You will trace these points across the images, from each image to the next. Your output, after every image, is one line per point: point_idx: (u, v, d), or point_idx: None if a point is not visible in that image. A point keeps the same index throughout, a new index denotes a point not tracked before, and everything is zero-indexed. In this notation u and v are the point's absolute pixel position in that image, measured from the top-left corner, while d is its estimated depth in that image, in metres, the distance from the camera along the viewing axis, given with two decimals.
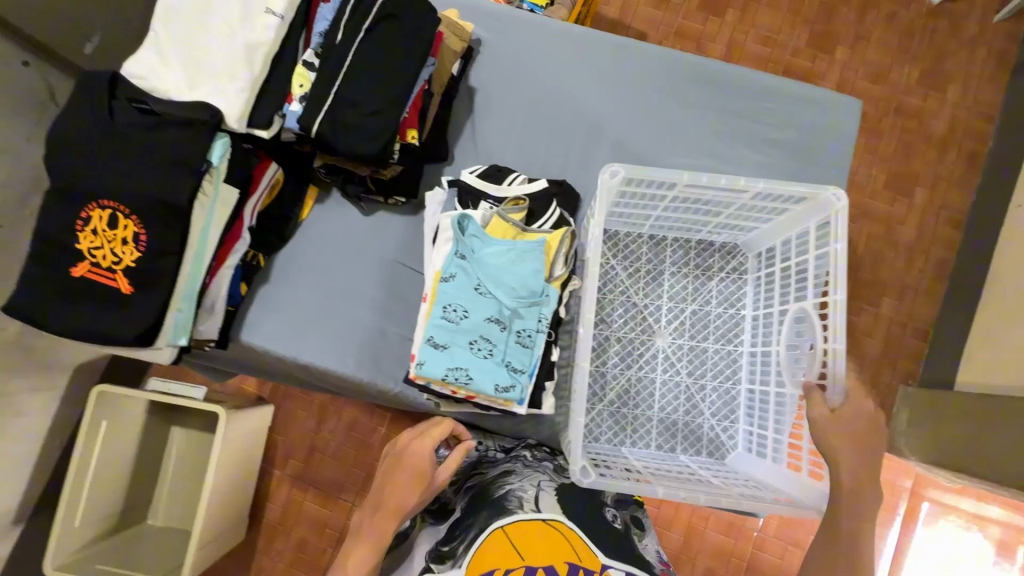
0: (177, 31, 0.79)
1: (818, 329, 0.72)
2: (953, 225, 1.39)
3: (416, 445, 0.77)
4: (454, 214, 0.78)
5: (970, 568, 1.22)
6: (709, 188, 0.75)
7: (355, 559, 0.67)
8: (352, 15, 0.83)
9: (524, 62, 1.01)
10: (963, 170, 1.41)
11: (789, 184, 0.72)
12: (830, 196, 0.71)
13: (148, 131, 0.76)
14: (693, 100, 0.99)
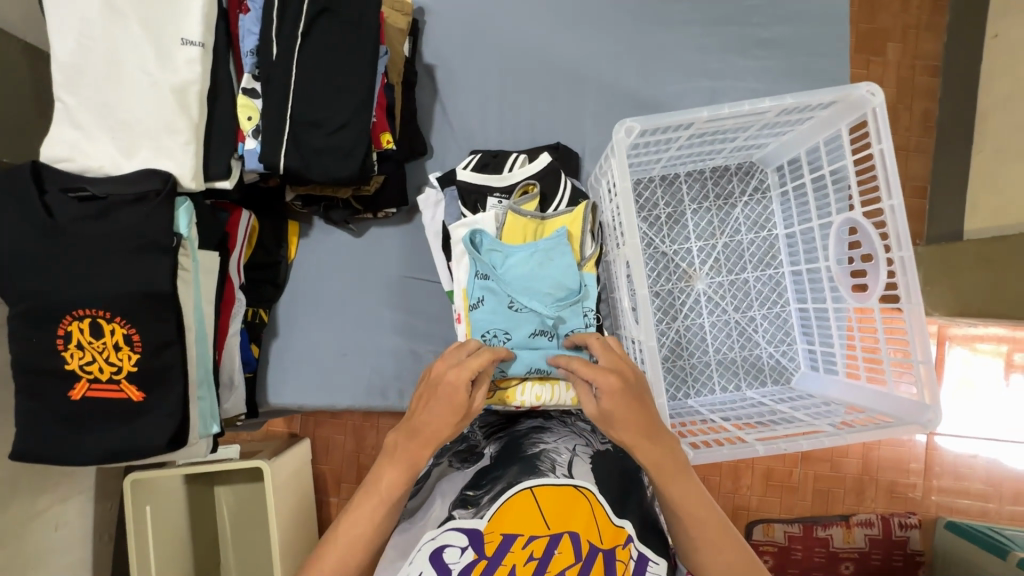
0: (86, 94, 0.67)
1: (878, 237, 0.69)
2: (932, 73, 1.34)
3: (453, 367, 0.59)
4: (465, 231, 0.72)
5: (984, 390, 1.25)
6: (730, 118, 0.68)
7: (387, 482, 0.57)
8: (282, 20, 0.71)
9: (478, 22, 0.90)
10: (930, 12, 1.33)
11: (817, 92, 0.65)
12: (864, 93, 0.65)
13: (100, 220, 0.66)
14: (670, 17, 0.90)
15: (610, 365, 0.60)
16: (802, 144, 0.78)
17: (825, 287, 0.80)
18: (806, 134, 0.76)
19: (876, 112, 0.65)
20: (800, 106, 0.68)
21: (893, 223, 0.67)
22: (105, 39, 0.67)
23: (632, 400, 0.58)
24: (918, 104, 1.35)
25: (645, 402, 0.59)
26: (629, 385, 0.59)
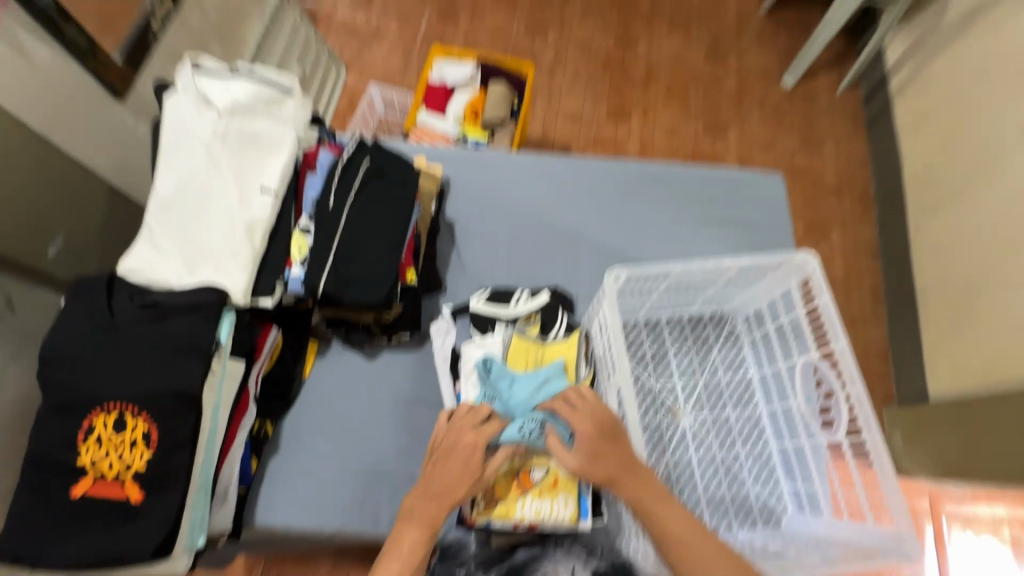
0: (171, 224, 0.82)
1: (834, 377, 0.80)
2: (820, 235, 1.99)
3: (467, 436, 0.71)
4: (478, 359, 0.82)
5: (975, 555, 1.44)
6: (699, 272, 0.83)
7: (409, 537, 0.69)
8: (342, 179, 0.89)
9: (494, 191, 1.12)
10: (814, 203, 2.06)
11: (767, 256, 0.82)
12: (804, 259, 0.81)
13: (152, 325, 0.75)
14: (650, 197, 1.12)
15: (588, 410, 0.71)
16: (763, 298, 0.93)
17: (800, 425, 0.88)
18: (765, 289, 0.91)
19: (816, 274, 0.81)
20: (754, 267, 0.84)
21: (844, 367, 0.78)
22: (199, 183, 0.84)
23: (610, 439, 0.69)
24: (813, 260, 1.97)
25: (620, 441, 0.70)
26: (605, 428, 0.70)
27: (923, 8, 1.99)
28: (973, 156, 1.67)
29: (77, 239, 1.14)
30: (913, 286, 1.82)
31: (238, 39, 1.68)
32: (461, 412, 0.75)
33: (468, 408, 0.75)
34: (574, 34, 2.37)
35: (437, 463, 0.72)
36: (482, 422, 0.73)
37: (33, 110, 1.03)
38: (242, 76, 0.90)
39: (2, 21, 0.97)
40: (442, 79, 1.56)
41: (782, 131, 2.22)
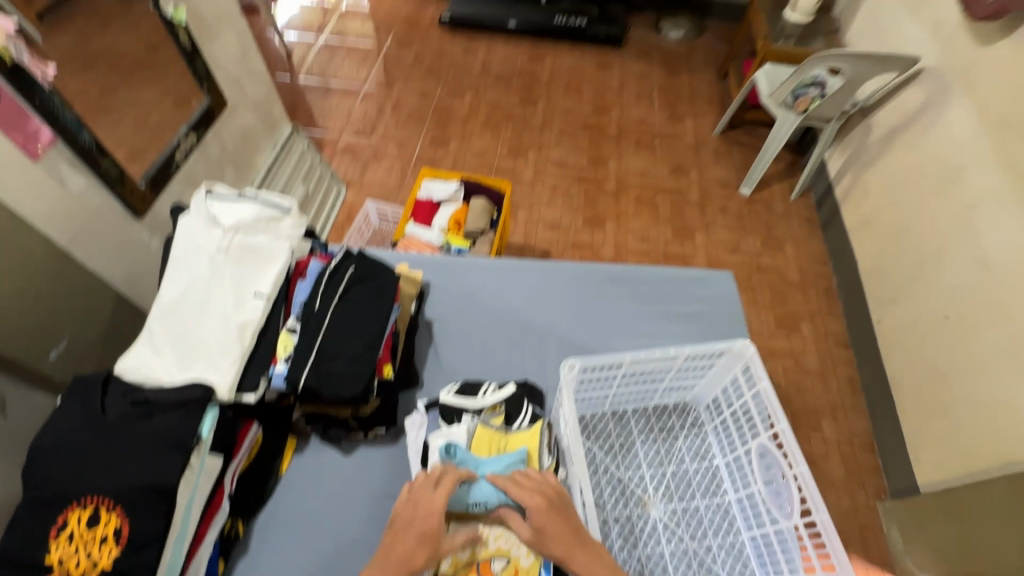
0: (170, 326, 0.91)
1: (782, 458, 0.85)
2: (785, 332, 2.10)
3: (426, 499, 0.75)
4: (441, 443, 0.86)
5: None
6: (649, 360, 0.92)
7: None
8: (328, 283, 0.99)
9: (469, 292, 1.23)
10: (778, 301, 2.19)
11: (707, 346, 0.91)
12: (741, 346, 0.91)
13: (139, 419, 0.80)
14: (612, 295, 1.23)
15: (535, 487, 0.77)
16: (716, 386, 1.00)
17: (764, 511, 0.90)
18: (715, 377, 0.98)
19: (754, 361, 0.89)
20: (700, 354, 0.93)
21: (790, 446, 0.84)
22: (200, 290, 0.93)
23: (557, 513, 0.74)
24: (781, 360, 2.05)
25: (568, 513, 0.75)
26: (553, 501, 0.75)
27: (851, 130, 2.29)
28: (915, 253, 1.82)
29: (78, 344, 1.23)
30: (885, 375, 1.88)
31: (251, 165, 1.91)
32: (421, 481, 0.79)
33: (425, 476, 0.80)
34: (551, 155, 2.68)
35: (396, 533, 0.74)
36: (439, 484, 0.78)
37: (63, 230, 1.17)
38: (249, 199, 1.04)
39: (49, 158, 1.12)
40: (429, 195, 1.76)
41: (745, 234, 2.42)
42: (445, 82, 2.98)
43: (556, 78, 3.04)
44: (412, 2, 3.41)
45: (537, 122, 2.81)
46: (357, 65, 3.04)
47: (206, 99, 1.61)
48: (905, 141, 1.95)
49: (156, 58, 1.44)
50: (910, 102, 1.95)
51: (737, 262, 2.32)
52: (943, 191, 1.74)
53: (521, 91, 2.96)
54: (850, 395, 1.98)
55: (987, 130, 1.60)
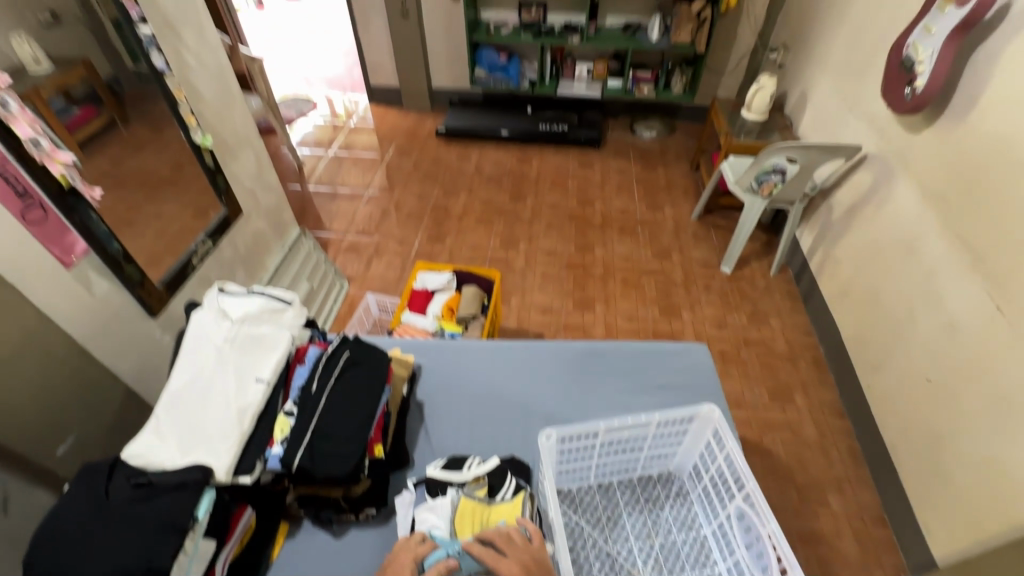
0: (175, 412, 0.97)
1: (756, 517, 0.91)
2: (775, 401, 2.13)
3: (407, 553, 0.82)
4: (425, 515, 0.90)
5: None
6: (623, 427, 0.99)
7: None
8: (325, 367, 1.07)
9: (458, 372, 1.30)
10: (764, 371, 2.25)
11: (677, 411, 1.00)
12: (708, 410, 1.00)
13: (140, 502, 0.84)
14: (593, 370, 1.30)
15: (517, 555, 0.79)
16: (694, 452, 1.06)
17: None
18: (691, 443, 1.05)
19: (720, 423, 0.99)
20: (671, 420, 1.02)
21: (761, 505, 0.89)
22: (206, 377, 1.01)
23: None
24: (774, 429, 2.05)
25: None
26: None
27: (815, 209, 2.48)
28: (889, 319, 1.90)
29: (86, 438, 1.31)
30: (884, 443, 1.87)
31: (261, 265, 2.08)
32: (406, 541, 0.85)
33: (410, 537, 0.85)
34: (541, 244, 2.87)
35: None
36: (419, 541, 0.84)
37: (84, 330, 1.28)
38: (256, 294, 1.16)
39: (81, 265, 1.26)
40: (424, 285, 1.89)
41: (730, 310, 2.51)
42: (442, 184, 3.27)
43: (542, 176, 3.33)
44: (412, 117, 3.83)
45: (527, 215, 3.04)
46: (362, 173, 3.36)
47: (223, 209, 1.80)
48: (863, 217, 2.11)
49: (180, 176, 1.63)
50: (862, 183, 2.14)
51: (725, 336, 2.40)
52: (903, 260, 1.86)
53: (511, 189, 3.23)
54: (853, 465, 1.95)
55: (930, 204, 1.75)
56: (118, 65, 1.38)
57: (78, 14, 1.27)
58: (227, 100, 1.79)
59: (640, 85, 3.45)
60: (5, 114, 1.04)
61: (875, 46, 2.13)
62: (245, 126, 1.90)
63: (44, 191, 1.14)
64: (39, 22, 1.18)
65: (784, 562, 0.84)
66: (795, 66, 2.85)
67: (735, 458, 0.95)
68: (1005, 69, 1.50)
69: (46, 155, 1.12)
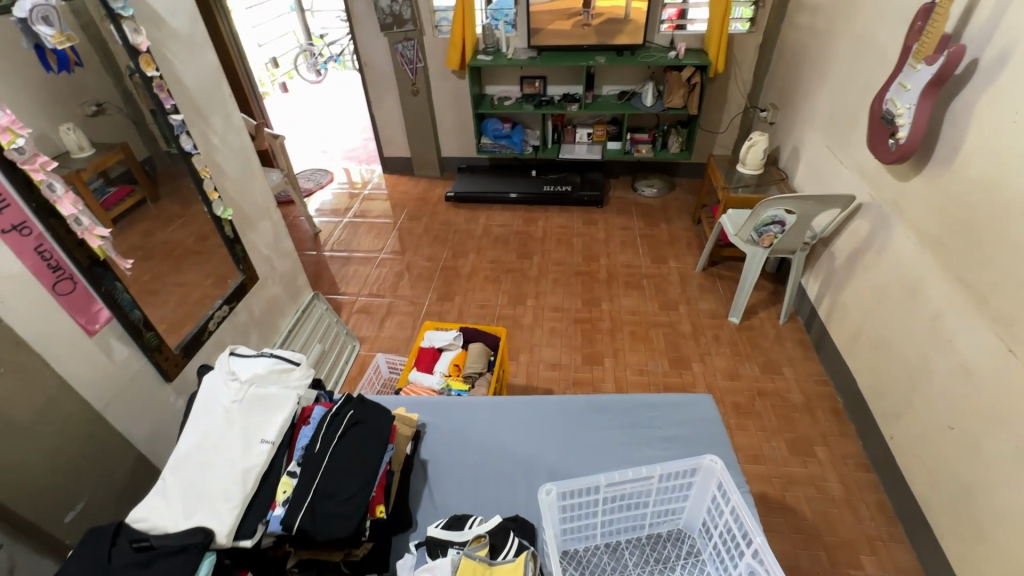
0: (181, 474, 0.99)
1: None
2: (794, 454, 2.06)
3: None
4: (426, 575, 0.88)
5: None
6: (625, 481, 0.98)
7: None
8: (329, 426, 1.09)
9: (462, 430, 1.30)
10: (781, 423, 2.19)
11: (678, 464, 0.99)
12: (710, 462, 0.99)
13: (139, 567, 0.84)
14: (597, 424, 1.29)
15: None
16: (701, 506, 1.03)
17: None
18: (697, 497, 1.03)
19: (723, 474, 0.97)
20: (673, 473, 1.01)
21: (770, 563, 0.85)
22: (212, 439, 1.03)
23: None
24: (797, 485, 1.97)
25: None
26: None
27: (818, 258, 2.50)
28: (903, 364, 1.86)
29: (96, 505, 1.32)
30: (915, 497, 1.78)
31: (274, 328, 2.14)
32: None
33: None
34: (548, 300, 2.91)
35: None
36: None
37: (102, 395, 1.32)
38: (265, 355, 1.19)
39: (103, 332, 1.33)
40: (431, 344, 1.93)
41: (742, 360, 2.48)
42: (451, 245, 3.38)
43: (548, 235, 3.43)
44: (422, 184, 4.03)
45: (534, 273, 3.11)
46: (374, 237, 3.49)
47: (240, 276, 1.89)
48: (865, 263, 2.13)
49: (205, 246, 1.74)
50: (860, 231, 2.17)
51: (738, 387, 2.36)
52: (909, 304, 1.85)
53: (518, 248, 3.32)
54: (885, 523, 1.84)
55: (928, 248, 1.77)
56: (153, 147, 1.53)
57: (120, 105, 1.41)
58: (247, 175, 1.93)
59: (638, 147, 3.62)
60: (51, 197, 1.15)
61: (858, 102, 2.23)
62: (264, 198, 2.03)
63: (75, 264, 1.23)
64: (84, 114, 1.32)
65: None
66: (785, 123, 2.98)
67: (741, 511, 0.93)
68: (982, 118, 1.56)
69: (86, 231, 1.23)
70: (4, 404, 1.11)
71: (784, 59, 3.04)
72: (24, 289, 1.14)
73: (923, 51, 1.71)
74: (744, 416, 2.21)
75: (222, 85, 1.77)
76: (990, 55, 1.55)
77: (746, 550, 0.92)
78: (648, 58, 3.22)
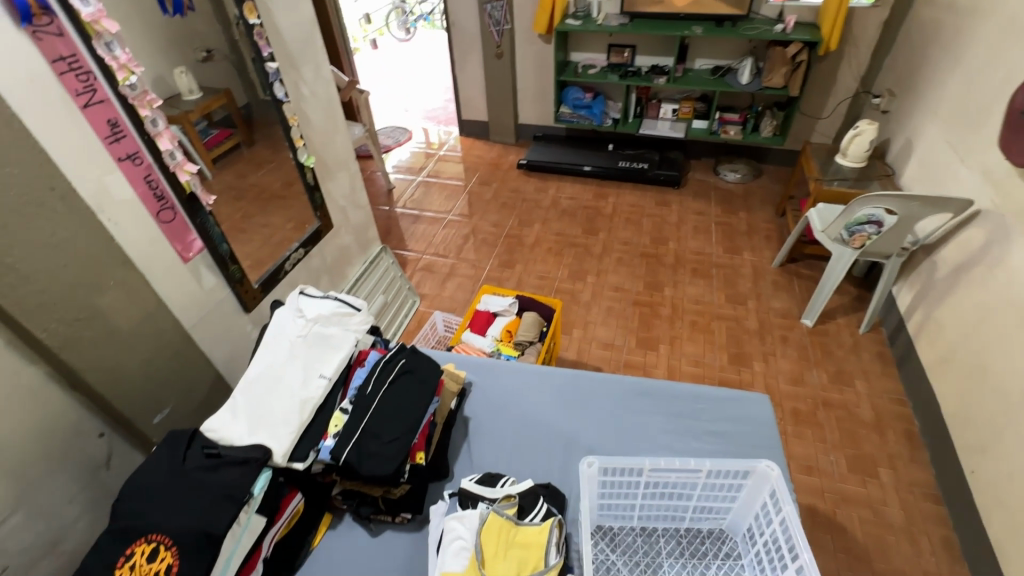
0: (248, 395, 1.08)
1: None
2: (853, 473, 1.94)
3: None
4: (457, 523, 0.93)
5: None
6: (670, 469, 0.96)
7: None
8: (381, 372, 1.15)
9: (506, 394, 1.34)
10: (844, 438, 2.05)
11: (731, 463, 0.95)
12: (766, 468, 0.94)
13: (208, 471, 0.94)
14: (641, 407, 1.28)
15: None
16: (749, 510, 0.99)
17: None
18: (747, 499, 0.99)
19: (778, 481, 0.92)
20: (724, 472, 0.97)
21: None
22: (277, 367, 1.12)
23: None
24: (851, 503, 1.85)
25: None
26: None
27: (916, 266, 2.26)
28: (1001, 396, 1.66)
29: (178, 413, 1.49)
30: (989, 541, 1.61)
31: (343, 275, 2.26)
32: None
33: None
34: (609, 279, 2.85)
35: None
36: None
37: (189, 316, 1.48)
38: (330, 298, 1.27)
39: (194, 261, 1.46)
40: (487, 307, 1.96)
41: (808, 366, 2.33)
42: (517, 213, 3.39)
43: (617, 212, 3.34)
44: (496, 150, 4.03)
45: (597, 250, 3.05)
46: (444, 199, 3.56)
47: (317, 223, 2.00)
48: (973, 278, 1.89)
49: (289, 191, 1.85)
50: (973, 241, 1.93)
51: (800, 394, 2.22)
52: (1018, 330, 1.64)
53: (584, 223, 3.26)
54: (948, 561, 1.70)
55: None
56: (252, 94, 1.64)
57: (226, 52, 1.53)
58: (331, 127, 2.01)
59: (726, 127, 3.39)
60: (153, 131, 1.26)
61: (994, 94, 1.94)
62: (344, 150, 2.12)
63: (175, 195, 1.35)
64: (196, 60, 1.44)
65: None
66: (901, 112, 2.66)
67: (790, 522, 0.88)
68: None
69: (177, 165, 1.33)
70: (110, 312, 1.25)
71: (911, 40, 2.69)
72: (133, 214, 1.28)
73: None
74: (802, 425, 2.09)
75: (315, 36, 1.83)
76: None
77: (790, 564, 0.87)
78: (751, 31, 2.97)
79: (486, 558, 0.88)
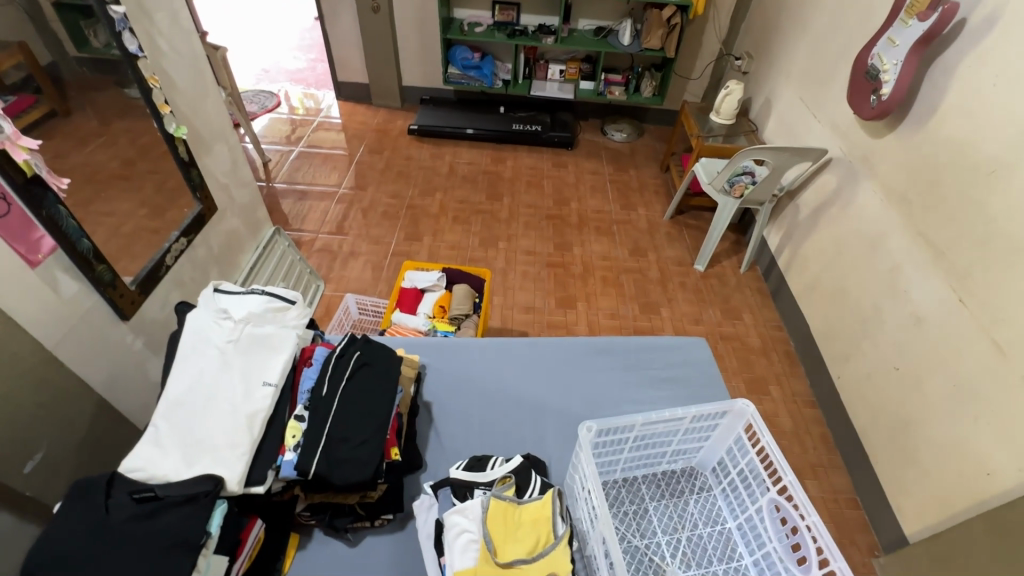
0: (176, 421, 0.91)
1: (796, 511, 0.92)
2: (751, 394, 2.24)
3: None
4: (458, 515, 0.91)
5: None
6: (659, 420, 1.01)
7: None
8: (334, 368, 1.03)
9: (464, 371, 1.29)
10: (740, 365, 2.34)
11: (712, 406, 1.02)
12: (742, 405, 1.02)
13: (144, 520, 0.78)
14: (598, 365, 1.31)
15: None
16: (721, 446, 1.09)
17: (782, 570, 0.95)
18: (720, 437, 1.08)
19: (754, 417, 1.01)
20: (704, 414, 1.04)
21: (801, 498, 0.91)
22: (208, 381, 0.95)
23: None
24: None
25: None
26: None
27: (782, 211, 2.60)
28: (857, 312, 2.02)
29: (55, 457, 1.22)
30: (855, 430, 1.98)
31: (234, 265, 1.96)
32: None
33: None
34: (520, 244, 2.87)
35: None
36: None
37: (52, 332, 1.17)
38: (256, 292, 1.10)
39: (46, 263, 1.15)
40: (413, 285, 1.86)
41: (705, 306, 2.60)
42: (415, 183, 3.21)
43: (517, 175, 3.34)
44: (381, 115, 3.74)
45: (504, 215, 3.03)
46: (332, 171, 3.24)
47: (197, 206, 1.69)
48: (829, 217, 2.23)
49: (131, 172, 1.48)
50: (828, 184, 2.26)
51: (702, 332, 2.48)
52: (867, 257, 1.99)
53: (487, 188, 3.21)
54: (827, 451, 2.06)
55: (893, 204, 1.87)
56: (58, 52, 1.21)
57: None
58: (200, 89, 1.68)
59: (611, 88, 3.53)
60: None
61: (837, 56, 2.26)
62: (219, 117, 1.79)
63: (8, 181, 1.03)
64: None
65: (827, 553, 0.87)
66: (760, 72, 2.97)
67: (771, 450, 0.98)
68: (964, 78, 1.61)
69: (8, 139, 1.01)
70: None
71: (762, 7, 3.01)
72: None
73: (916, 7, 1.72)
74: None
75: None
76: (979, 14, 1.58)
77: (771, 488, 0.98)
78: None
79: (497, 546, 0.86)
